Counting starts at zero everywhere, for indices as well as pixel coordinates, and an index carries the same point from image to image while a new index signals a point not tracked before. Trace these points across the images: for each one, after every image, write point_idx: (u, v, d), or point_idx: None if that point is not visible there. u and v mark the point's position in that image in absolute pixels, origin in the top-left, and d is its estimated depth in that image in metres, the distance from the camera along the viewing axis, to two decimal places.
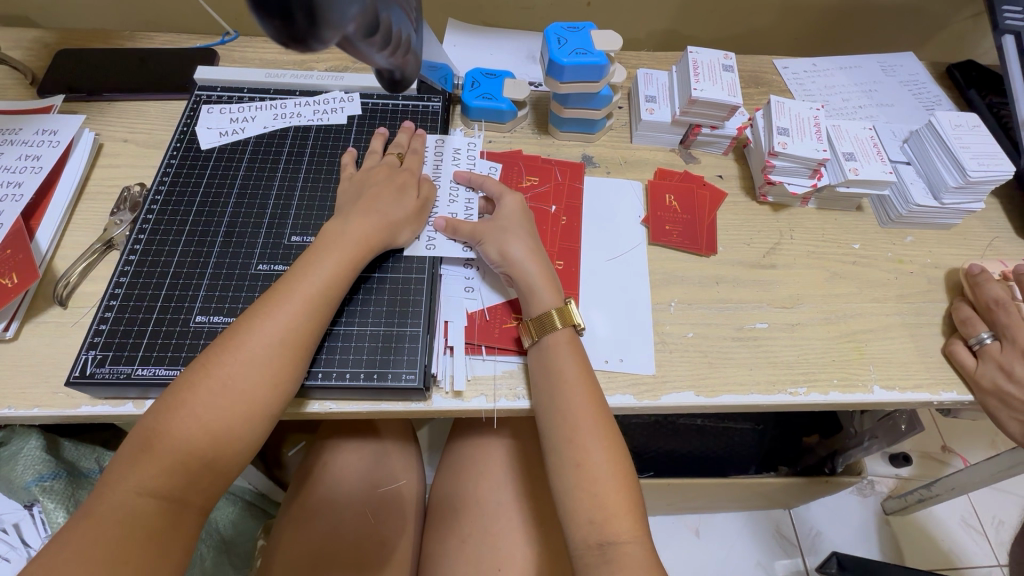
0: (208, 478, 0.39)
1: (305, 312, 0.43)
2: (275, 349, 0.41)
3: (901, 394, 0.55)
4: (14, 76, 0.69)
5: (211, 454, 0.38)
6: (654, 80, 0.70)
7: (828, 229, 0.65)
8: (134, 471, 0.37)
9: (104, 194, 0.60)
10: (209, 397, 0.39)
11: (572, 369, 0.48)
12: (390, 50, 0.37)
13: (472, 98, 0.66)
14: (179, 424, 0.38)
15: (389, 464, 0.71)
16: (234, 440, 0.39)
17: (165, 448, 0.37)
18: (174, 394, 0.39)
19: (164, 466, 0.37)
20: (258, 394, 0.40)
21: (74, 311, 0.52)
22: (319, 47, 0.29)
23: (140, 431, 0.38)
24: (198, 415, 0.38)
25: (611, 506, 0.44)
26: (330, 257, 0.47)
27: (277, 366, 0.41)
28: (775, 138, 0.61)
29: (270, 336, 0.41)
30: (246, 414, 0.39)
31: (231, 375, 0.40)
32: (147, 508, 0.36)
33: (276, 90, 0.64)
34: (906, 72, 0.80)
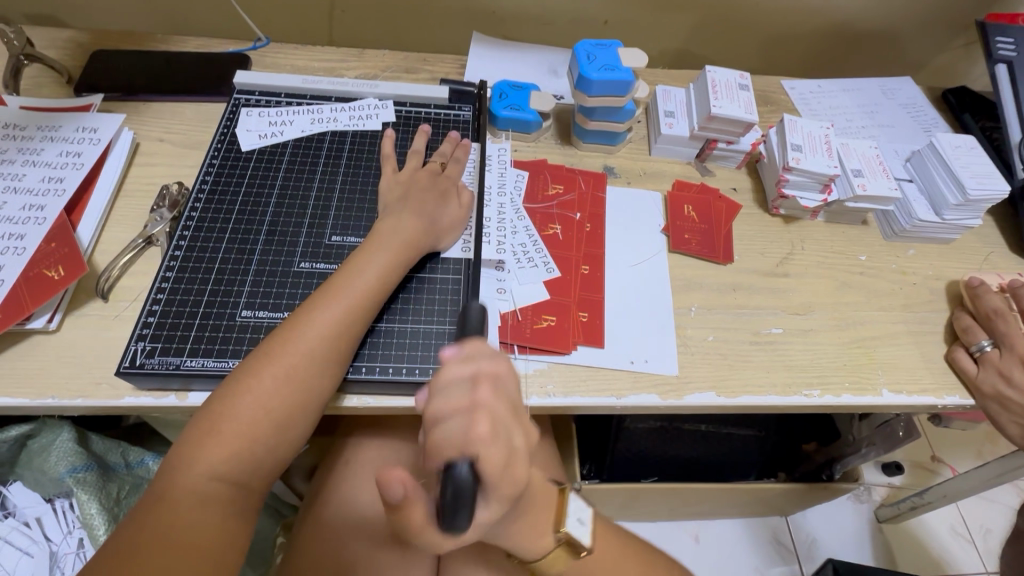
0: (270, 461, 0.42)
1: (360, 308, 0.47)
2: (331, 343, 0.45)
3: (907, 398, 0.58)
4: (50, 74, 0.70)
5: (274, 438, 0.42)
6: (672, 96, 0.74)
7: (837, 241, 0.69)
8: (203, 455, 0.40)
9: (142, 191, 0.61)
10: (273, 386, 0.42)
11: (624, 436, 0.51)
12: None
13: (500, 108, 0.69)
14: (244, 411, 0.41)
15: (410, 463, 0.73)
16: (291, 426, 0.43)
17: (231, 433, 0.40)
18: (238, 383, 0.42)
19: (233, 450, 0.40)
20: (316, 385, 0.44)
21: (115, 304, 0.53)
22: None
23: (205, 415, 0.41)
24: (263, 402, 0.42)
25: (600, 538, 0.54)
26: (381, 257, 0.50)
27: (334, 358, 0.45)
28: (789, 154, 0.65)
29: (327, 331, 0.45)
30: (306, 401, 0.43)
31: (292, 367, 0.43)
32: (216, 487, 0.39)
33: (312, 95, 0.66)
34: (905, 96, 0.85)
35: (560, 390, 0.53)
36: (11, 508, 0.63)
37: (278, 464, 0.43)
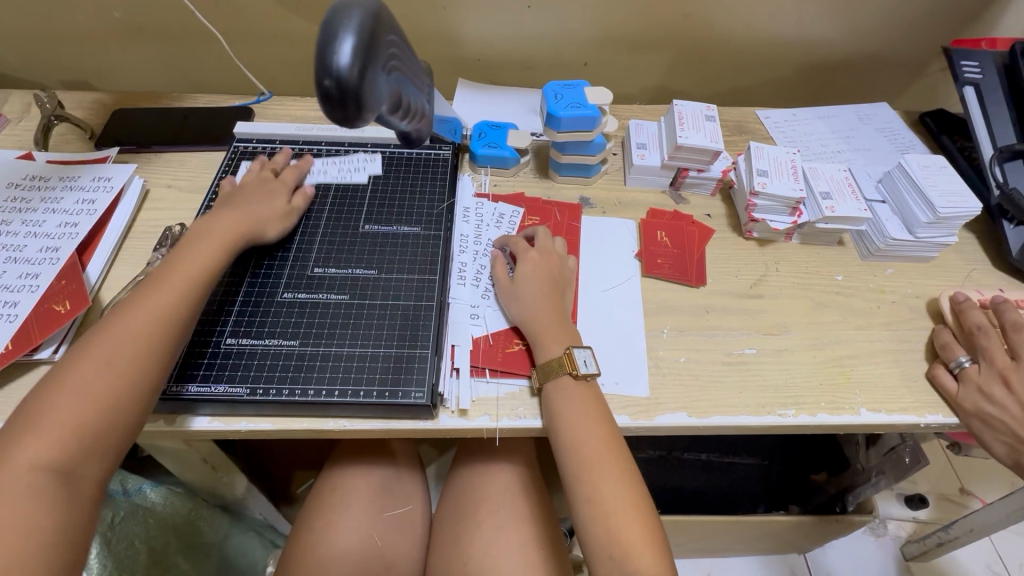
0: (96, 447, 0.42)
1: (180, 293, 0.50)
2: (152, 325, 0.47)
3: (887, 417, 0.57)
4: (76, 132, 0.78)
5: (99, 424, 0.43)
6: (644, 130, 0.77)
7: (812, 262, 0.69)
8: (22, 450, 0.40)
9: (148, 234, 0.66)
10: (92, 373, 0.43)
11: (574, 412, 0.51)
12: (411, 117, 0.51)
13: (480, 146, 0.73)
14: (61, 402, 0.42)
15: (398, 490, 0.74)
16: (120, 408, 0.44)
17: (50, 427, 0.41)
18: (60, 380, 0.43)
19: (52, 440, 0.41)
20: (144, 361, 0.46)
21: None
22: (362, 123, 0.43)
23: (20, 420, 0.41)
24: (81, 391, 0.43)
25: (629, 542, 0.46)
26: (218, 236, 0.55)
27: (154, 342, 0.47)
28: (755, 179, 0.67)
29: (142, 317, 0.47)
30: (128, 384, 0.44)
31: (117, 351, 0.45)
32: (39, 481, 0.39)
33: (304, 141, 0.72)
34: (881, 120, 0.87)
35: (529, 412, 0.54)
36: None
37: (113, 448, 0.43)
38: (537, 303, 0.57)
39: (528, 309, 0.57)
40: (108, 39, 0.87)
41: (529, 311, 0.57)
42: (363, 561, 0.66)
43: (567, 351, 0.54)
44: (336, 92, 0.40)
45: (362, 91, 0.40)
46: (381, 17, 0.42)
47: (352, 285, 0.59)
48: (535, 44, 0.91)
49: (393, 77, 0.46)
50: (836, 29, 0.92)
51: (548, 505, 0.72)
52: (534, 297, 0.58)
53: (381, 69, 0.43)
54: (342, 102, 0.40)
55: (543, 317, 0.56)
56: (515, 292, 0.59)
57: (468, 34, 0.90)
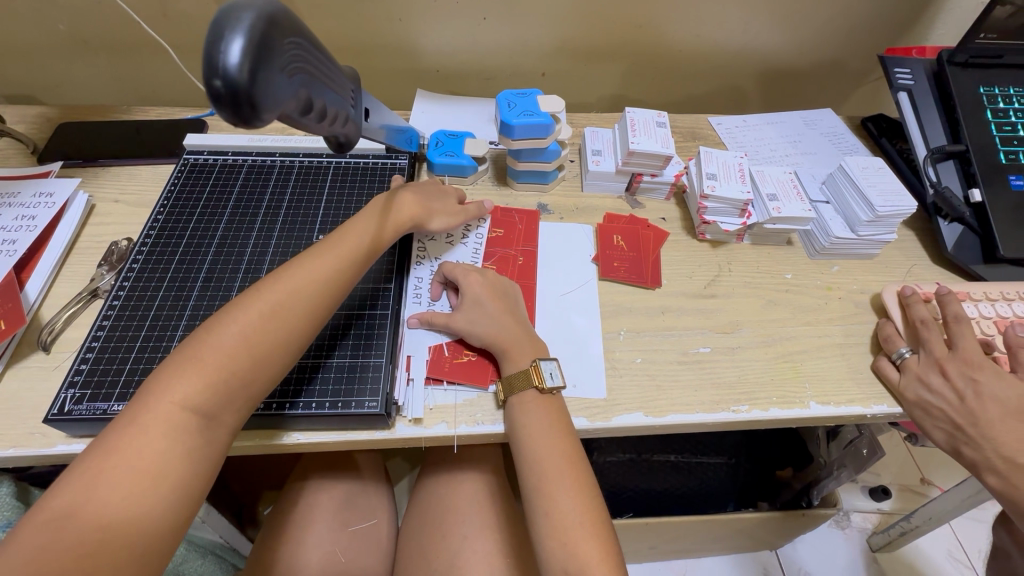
0: (241, 395, 0.45)
1: (344, 263, 0.53)
2: (314, 295, 0.50)
3: (835, 409, 0.59)
4: (18, 147, 0.76)
5: (251, 370, 0.45)
6: (600, 136, 0.79)
7: (763, 261, 0.72)
8: (180, 383, 0.43)
9: (93, 249, 0.64)
10: (257, 322, 0.47)
11: (539, 424, 0.52)
12: (327, 122, 0.45)
13: (436, 155, 0.73)
14: (222, 342, 0.45)
15: (363, 504, 0.73)
16: (269, 360, 0.47)
17: (206, 367, 0.44)
18: (223, 318, 0.47)
19: (211, 379, 0.44)
20: (298, 321, 0.49)
21: (56, 355, 0.55)
22: (263, 125, 0.37)
23: (182, 354, 0.44)
24: (238, 335, 0.46)
25: (583, 556, 0.46)
26: (364, 235, 0.56)
27: (314, 306, 0.50)
28: (704, 182, 0.69)
29: (310, 280, 0.50)
30: (282, 339, 0.47)
31: (276, 304, 0.48)
32: (187, 417, 0.42)
33: (257, 152, 0.71)
34: (826, 125, 0.90)
35: (487, 418, 0.54)
36: None
37: (252, 398, 0.46)
38: (504, 319, 0.57)
39: (506, 325, 0.56)
40: (54, 51, 0.85)
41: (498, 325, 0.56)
42: None
43: (533, 364, 0.54)
44: (229, 96, 0.34)
45: (258, 95, 0.34)
46: (278, 8, 0.37)
47: None
48: (493, 55, 0.93)
49: (301, 77, 0.39)
50: (782, 39, 0.96)
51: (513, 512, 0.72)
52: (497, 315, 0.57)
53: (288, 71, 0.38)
54: (235, 109, 0.34)
55: (508, 334, 0.56)
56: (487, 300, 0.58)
57: (426, 46, 0.91)
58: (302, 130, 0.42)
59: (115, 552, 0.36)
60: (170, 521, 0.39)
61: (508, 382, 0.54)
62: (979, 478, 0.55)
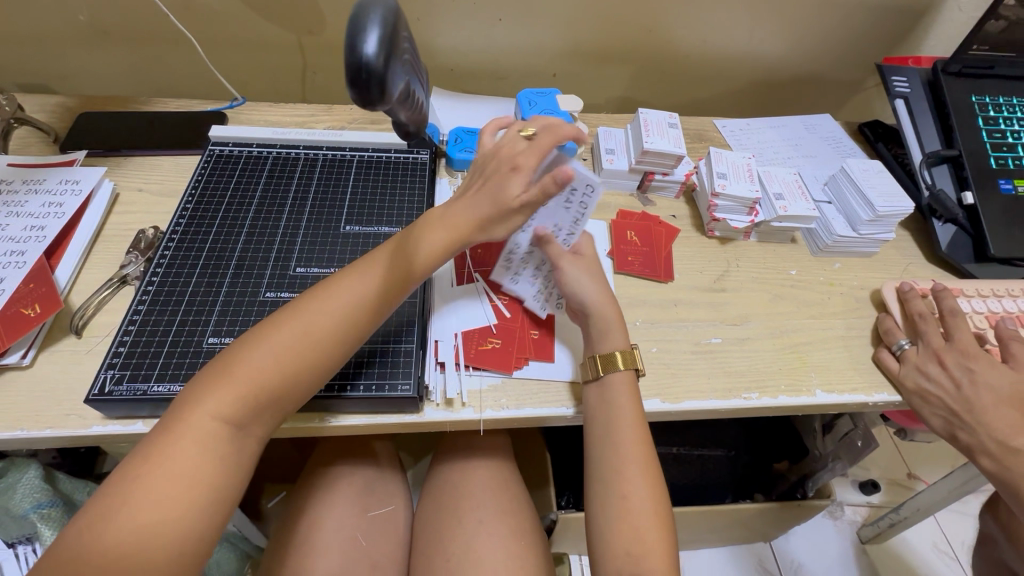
0: (271, 410, 0.45)
1: (382, 279, 0.49)
2: (350, 314, 0.47)
3: (839, 397, 0.62)
4: (38, 135, 0.76)
5: (279, 390, 0.45)
6: (613, 135, 0.81)
7: (769, 258, 0.75)
8: (212, 397, 0.42)
9: (119, 237, 0.65)
10: (287, 342, 0.45)
11: (627, 408, 0.54)
12: (412, 110, 0.54)
13: (456, 150, 0.75)
14: (255, 358, 0.44)
15: (380, 491, 0.74)
16: (299, 379, 0.45)
17: (239, 382, 0.43)
18: (254, 335, 0.45)
19: (241, 395, 0.43)
20: (330, 342, 0.46)
21: (88, 339, 0.56)
22: (378, 105, 0.45)
23: (217, 363, 0.44)
24: (269, 356, 0.44)
25: (649, 543, 0.49)
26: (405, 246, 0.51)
27: (346, 326, 0.47)
28: (715, 181, 0.72)
29: (345, 299, 0.47)
30: (312, 360, 0.46)
31: (307, 326, 0.46)
32: (220, 430, 0.42)
33: (281, 145, 0.73)
34: (825, 130, 0.94)
35: (512, 402, 0.57)
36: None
37: (280, 413, 0.46)
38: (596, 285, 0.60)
39: None
40: (73, 42, 0.85)
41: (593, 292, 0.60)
42: (348, 561, 0.66)
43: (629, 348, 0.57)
44: (364, 74, 0.43)
45: (387, 78, 0.43)
46: (400, 18, 0.47)
47: None
48: (507, 55, 0.95)
49: (404, 69, 0.49)
50: (784, 47, 0.99)
51: (527, 500, 0.74)
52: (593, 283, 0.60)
53: (399, 62, 0.47)
54: (364, 85, 0.43)
55: (607, 303, 0.59)
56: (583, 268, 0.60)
57: (442, 45, 0.93)
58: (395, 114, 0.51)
59: (149, 560, 0.37)
60: (202, 529, 0.40)
61: (603, 359, 0.56)
62: (973, 461, 0.59)
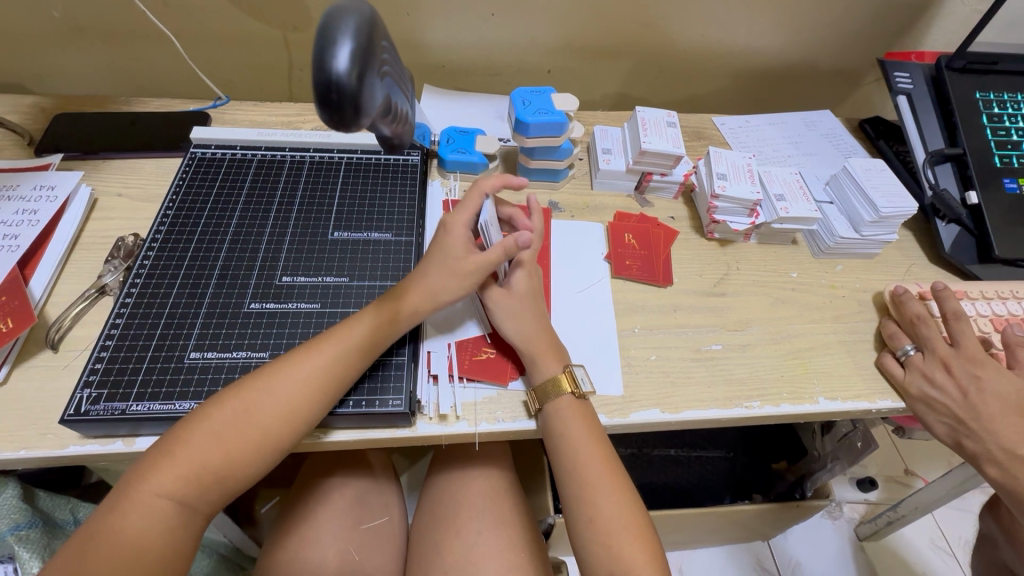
0: (216, 490, 0.44)
1: (335, 354, 0.49)
2: (303, 388, 0.47)
3: (843, 404, 0.61)
4: (12, 137, 0.73)
5: (223, 470, 0.44)
6: (609, 135, 0.79)
7: (769, 260, 0.73)
8: (155, 475, 0.43)
9: (98, 244, 0.63)
10: (230, 420, 0.45)
11: (578, 432, 0.52)
12: (398, 125, 0.49)
13: (447, 151, 0.73)
14: (200, 437, 0.44)
15: (373, 501, 0.73)
16: (245, 457, 0.45)
17: (185, 459, 0.43)
18: (201, 411, 0.46)
19: (182, 474, 0.43)
20: (273, 422, 0.46)
21: (65, 353, 0.54)
22: (356, 129, 0.41)
23: (165, 440, 0.44)
24: (215, 435, 0.44)
25: (630, 560, 0.47)
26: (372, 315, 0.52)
27: (293, 405, 0.46)
28: (715, 183, 0.70)
29: (295, 376, 0.47)
30: (255, 440, 0.45)
31: (251, 402, 0.46)
32: (163, 508, 0.42)
33: (267, 147, 0.70)
34: (826, 126, 0.92)
35: (508, 416, 0.55)
36: None
37: (228, 490, 0.45)
38: (528, 315, 0.57)
39: (528, 327, 0.56)
40: (47, 39, 0.82)
41: (523, 326, 0.56)
42: None
43: (565, 369, 0.55)
44: (334, 93, 0.37)
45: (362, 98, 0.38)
46: (379, 21, 0.41)
47: (326, 294, 0.57)
48: (500, 51, 0.92)
49: (385, 83, 0.44)
50: (783, 42, 0.97)
51: (524, 508, 0.73)
52: (519, 321, 0.57)
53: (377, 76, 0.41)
54: (335, 105, 0.38)
55: (537, 336, 0.56)
56: (510, 304, 0.57)
57: (433, 41, 0.90)
58: (378, 131, 0.46)
59: None
60: None
61: (537, 394, 0.54)
62: (978, 469, 0.58)
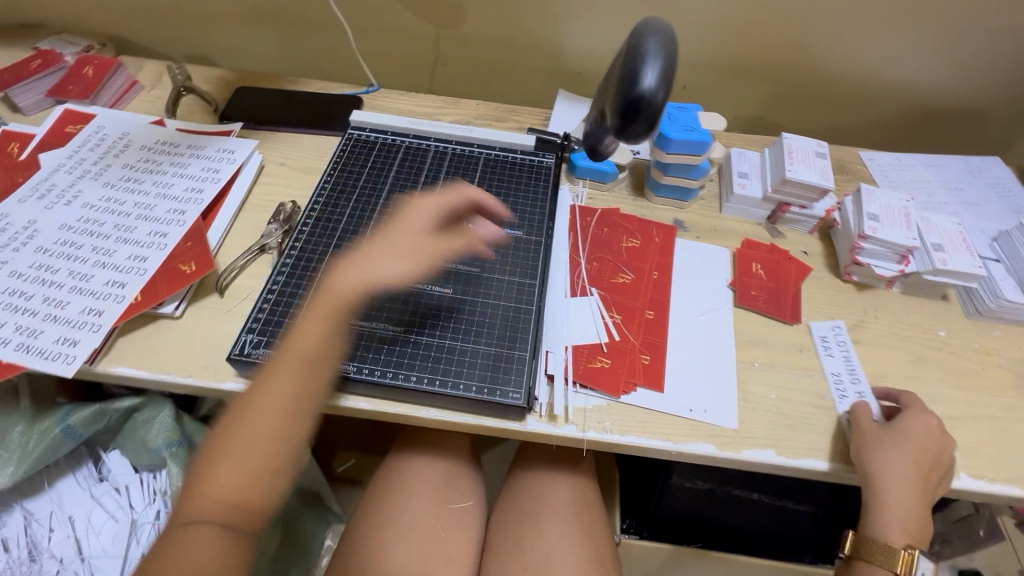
0: (271, 479, 0.44)
1: (305, 328, 0.49)
2: (303, 361, 0.48)
3: (989, 485, 0.55)
4: (200, 104, 0.84)
5: (267, 457, 0.44)
6: (747, 159, 0.76)
7: (914, 313, 0.67)
8: (195, 478, 0.43)
9: (262, 207, 0.70)
10: (269, 411, 0.45)
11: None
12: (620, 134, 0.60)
13: (580, 158, 0.74)
14: (243, 432, 0.44)
15: (457, 485, 0.75)
16: (285, 436, 0.45)
17: (231, 461, 0.43)
18: (241, 410, 0.46)
19: (232, 474, 0.43)
20: (293, 390, 0.47)
21: (229, 300, 0.60)
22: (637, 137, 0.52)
23: (208, 451, 0.44)
24: (248, 428, 0.45)
25: None
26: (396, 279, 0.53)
27: (300, 375, 0.48)
28: (865, 222, 0.65)
29: (303, 348, 0.49)
30: (283, 418, 0.46)
31: (281, 388, 0.47)
32: (221, 512, 0.42)
33: (414, 135, 0.75)
34: (993, 175, 0.83)
35: (617, 428, 0.55)
36: (105, 473, 0.70)
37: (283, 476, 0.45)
38: (904, 468, 0.52)
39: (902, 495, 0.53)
40: (237, 20, 0.93)
41: (898, 479, 0.52)
42: (425, 551, 0.67)
43: (909, 550, 0.53)
44: (638, 106, 0.49)
45: (657, 112, 0.50)
46: (674, 42, 0.51)
47: (455, 281, 0.60)
48: None
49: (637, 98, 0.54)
50: (952, 78, 0.89)
51: (603, 521, 0.72)
52: (900, 461, 0.53)
53: None
54: (637, 116, 0.50)
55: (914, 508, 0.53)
56: (883, 444, 0.54)
57: None
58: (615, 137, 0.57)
59: None
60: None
61: (859, 539, 0.54)
62: None
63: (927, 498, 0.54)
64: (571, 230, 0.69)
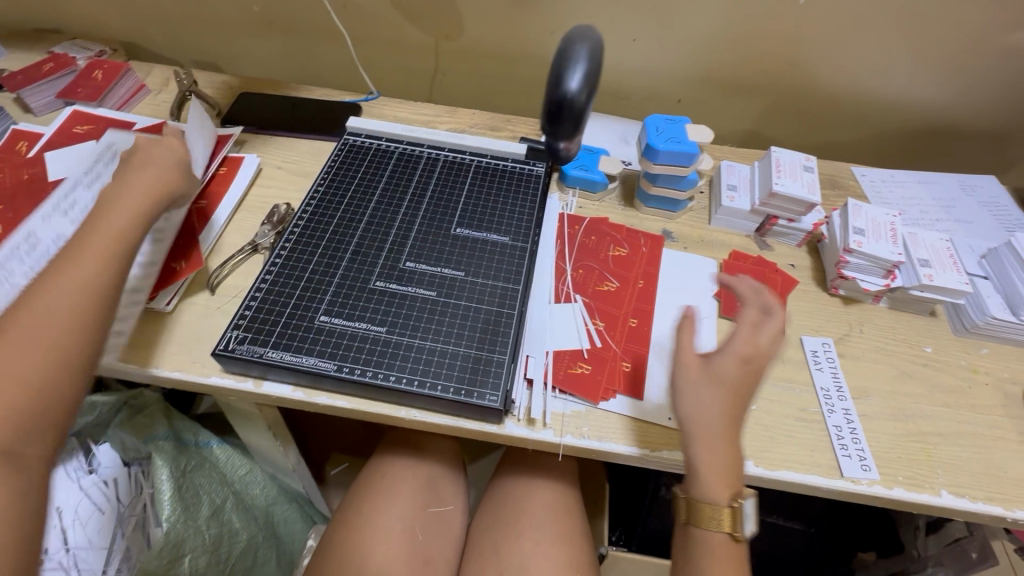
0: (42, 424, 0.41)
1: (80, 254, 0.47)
2: (79, 295, 0.45)
3: (970, 504, 0.54)
4: (204, 108, 0.86)
5: (35, 403, 0.41)
6: (736, 172, 0.77)
7: (900, 329, 0.67)
8: None
9: (258, 208, 0.72)
10: (13, 342, 0.42)
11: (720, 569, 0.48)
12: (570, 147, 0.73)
13: (570, 167, 0.75)
14: (12, 370, 0.41)
15: (440, 489, 0.75)
16: (61, 379, 0.42)
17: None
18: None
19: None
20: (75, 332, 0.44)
21: (219, 297, 0.62)
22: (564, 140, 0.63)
23: None
24: (14, 365, 0.41)
25: None
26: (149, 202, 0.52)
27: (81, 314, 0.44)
28: (850, 236, 0.66)
29: (74, 282, 0.45)
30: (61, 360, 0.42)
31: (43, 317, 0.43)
32: None
33: (408, 141, 0.76)
34: (987, 193, 0.83)
35: (593, 434, 0.55)
36: (93, 465, 0.70)
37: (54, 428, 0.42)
38: (715, 409, 0.49)
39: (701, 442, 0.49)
40: (244, 29, 0.96)
41: (706, 423, 0.49)
42: (404, 553, 0.67)
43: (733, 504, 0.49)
44: (562, 108, 0.59)
45: (578, 111, 0.59)
46: (600, 50, 0.60)
47: (440, 283, 0.61)
48: (634, 76, 0.93)
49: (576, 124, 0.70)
50: (947, 96, 0.89)
51: (585, 529, 0.72)
52: (694, 397, 0.50)
53: None
54: (562, 115, 0.59)
55: (717, 447, 0.49)
56: (703, 379, 0.51)
57: None
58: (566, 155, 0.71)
59: None
60: None
61: (689, 503, 0.50)
62: None
63: (737, 446, 0.50)
64: (558, 237, 0.70)
